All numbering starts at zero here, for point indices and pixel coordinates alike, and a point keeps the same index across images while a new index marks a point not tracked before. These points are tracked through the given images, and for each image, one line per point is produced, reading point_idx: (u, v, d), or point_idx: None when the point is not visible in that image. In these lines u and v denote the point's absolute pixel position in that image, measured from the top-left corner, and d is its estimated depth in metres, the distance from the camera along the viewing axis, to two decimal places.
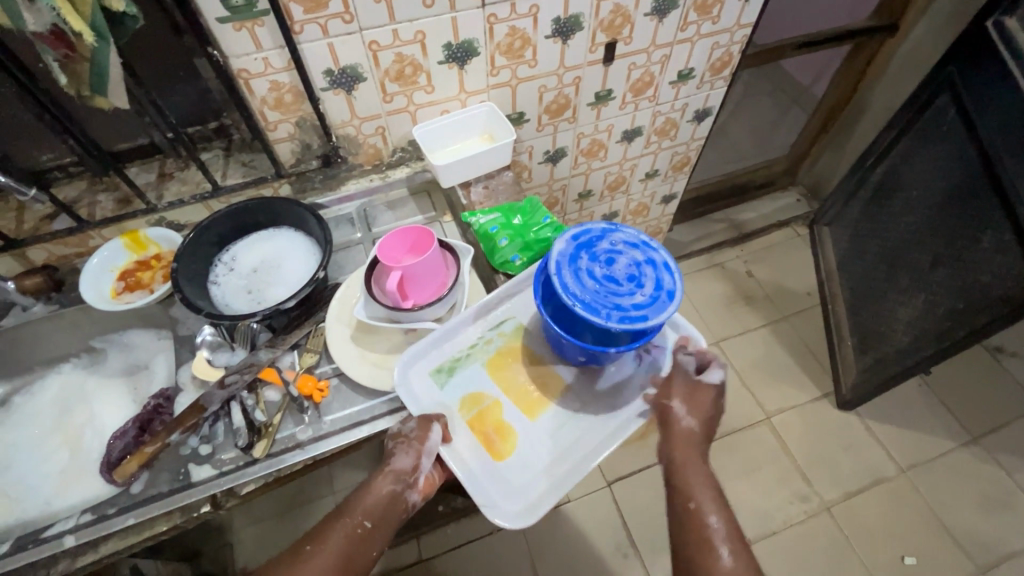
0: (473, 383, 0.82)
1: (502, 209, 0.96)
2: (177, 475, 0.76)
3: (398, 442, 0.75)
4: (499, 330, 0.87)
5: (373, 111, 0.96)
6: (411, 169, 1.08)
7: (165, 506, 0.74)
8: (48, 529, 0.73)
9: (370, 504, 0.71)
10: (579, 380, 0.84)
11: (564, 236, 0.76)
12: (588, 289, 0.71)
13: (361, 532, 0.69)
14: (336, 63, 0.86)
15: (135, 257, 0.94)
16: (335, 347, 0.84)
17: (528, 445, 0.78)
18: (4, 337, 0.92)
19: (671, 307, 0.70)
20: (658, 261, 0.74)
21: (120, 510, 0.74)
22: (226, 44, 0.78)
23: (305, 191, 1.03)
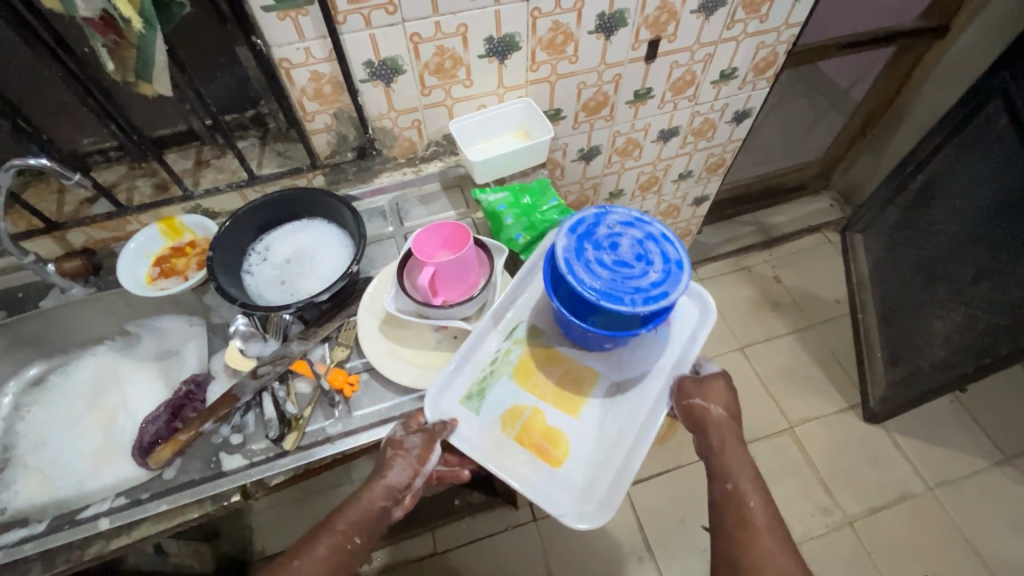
0: (506, 399, 0.79)
1: (512, 189, 0.97)
2: (209, 464, 0.76)
3: (395, 454, 0.73)
4: (515, 339, 0.83)
5: (411, 104, 0.95)
6: (445, 164, 1.06)
7: (197, 494, 0.74)
8: (84, 511, 0.74)
9: (358, 519, 0.71)
10: (612, 370, 0.82)
11: (563, 232, 0.75)
12: (604, 278, 0.71)
13: (349, 547, 0.69)
14: (377, 55, 0.84)
15: (170, 243, 0.94)
16: (366, 341, 0.84)
17: (581, 444, 0.76)
18: (43, 318, 0.93)
19: (685, 276, 0.71)
20: (655, 234, 0.75)
21: (153, 496, 0.75)
22: (269, 33, 0.77)
23: (338, 183, 1.02)
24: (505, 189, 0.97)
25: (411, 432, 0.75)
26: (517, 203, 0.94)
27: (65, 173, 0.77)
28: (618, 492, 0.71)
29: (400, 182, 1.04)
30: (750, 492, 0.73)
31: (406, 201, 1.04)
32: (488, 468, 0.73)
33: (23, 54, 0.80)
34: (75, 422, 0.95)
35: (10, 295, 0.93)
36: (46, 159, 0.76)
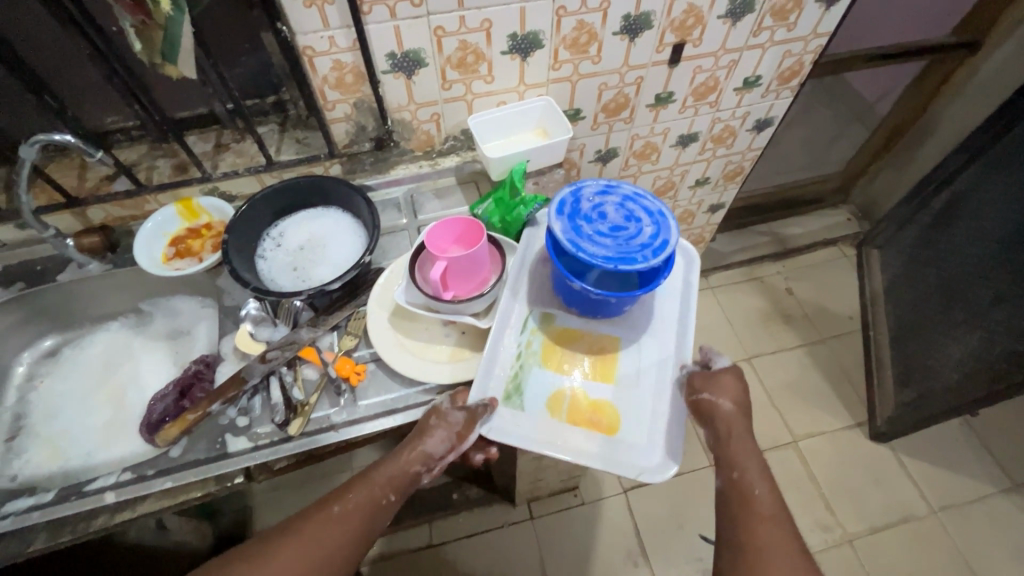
0: (543, 388, 0.79)
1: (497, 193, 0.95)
2: (214, 444, 0.77)
3: (432, 424, 0.73)
4: (531, 329, 0.84)
5: (431, 98, 0.95)
6: (461, 159, 1.06)
7: (202, 474, 0.75)
8: (92, 483, 0.75)
9: (394, 478, 0.71)
10: (630, 336, 0.85)
11: (552, 216, 0.77)
12: (610, 246, 0.74)
13: (384, 505, 0.70)
14: (400, 47, 0.84)
15: (187, 224, 0.96)
16: (374, 331, 0.84)
17: (626, 407, 0.78)
18: (60, 291, 0.94)
19: (671, 222, 0.77)
20: (629, 194, 0.80)
21: (158, 472, 0.76)
22: (295, 21, 0.77)
23: (354, 173, 1.03)
24: (488, 197, 0.97)
25: (451, 414, 0.74)
26: (500, 203, 0.93)
27: (88, 151, 0.78)
28: (679, 439, 0.75)
29: (416, 175, 1.04)
30: (754, 482, 0.71)
31: (421, 194, 1.04)
32: (555, 456, 0.73)
33: (52, 30, 0.81)
34: (85, 395, 0.96)
35: (29, 268, 0.94)
36: (71, 136, 0.77)
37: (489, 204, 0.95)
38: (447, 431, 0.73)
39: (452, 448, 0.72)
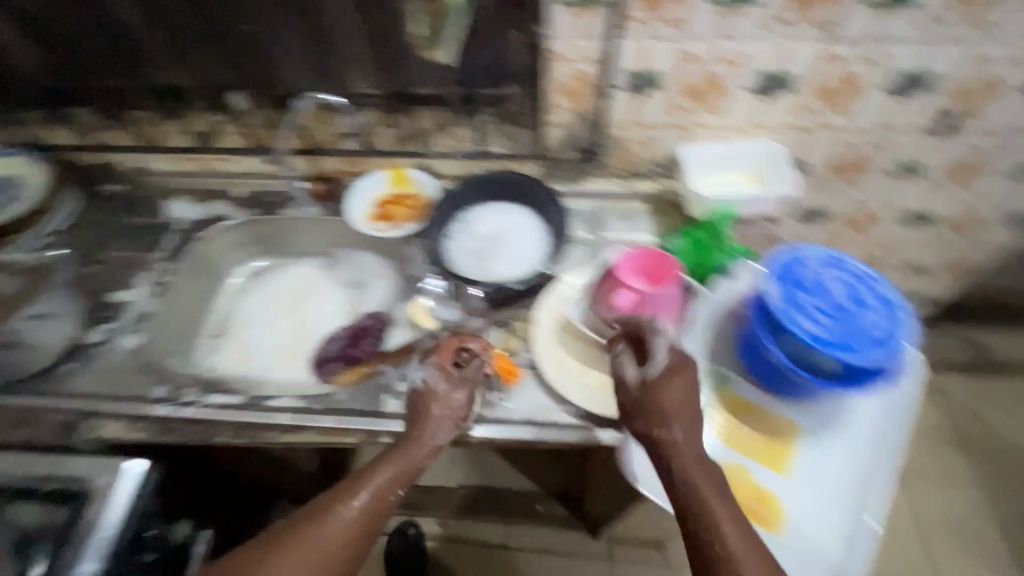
0: (707, 457, 0.73)
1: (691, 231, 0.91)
2: (373, 400, 0.83)
3: (433, 405, 0.75)
4: (704, 387, 0.77)
5: (652, 120, 0.91)
6: (657, 186, 1.02)
7: (358, 424, 0.81)
8: (271, 401, 0.83)
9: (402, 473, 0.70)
10: (819, 428, 0.74)
11: (768, 278, 0.70)
12: (829, 328, 0.67)
13: (385, 498, 0.68)
14: (642, 66, 0.82)
15: (391, 190, 1.03)
16: (537, 336, 0.85)
17: (797, 507, 0.70)
18: (278, 223, 1.07)
19: (903, 318, 0.69)
20: (861, 273, 0.71)
21: (323, 410, 0.83)
22: (553, 25, 0.79)
23: (549, 177, 1.03)
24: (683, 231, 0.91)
25: (455, 386, 0.76)
26: (696, 244, 0.86)
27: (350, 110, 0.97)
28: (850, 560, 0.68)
29: (608, 191, 1.02)
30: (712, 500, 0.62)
31: (608, 213, 1.01)
32: None
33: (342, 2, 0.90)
34: (272, 317, 1.07)
35: (262, 197, 1.08)
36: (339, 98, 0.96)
37: (681, 240, 0.90)
38: (461, 399, 0.76)
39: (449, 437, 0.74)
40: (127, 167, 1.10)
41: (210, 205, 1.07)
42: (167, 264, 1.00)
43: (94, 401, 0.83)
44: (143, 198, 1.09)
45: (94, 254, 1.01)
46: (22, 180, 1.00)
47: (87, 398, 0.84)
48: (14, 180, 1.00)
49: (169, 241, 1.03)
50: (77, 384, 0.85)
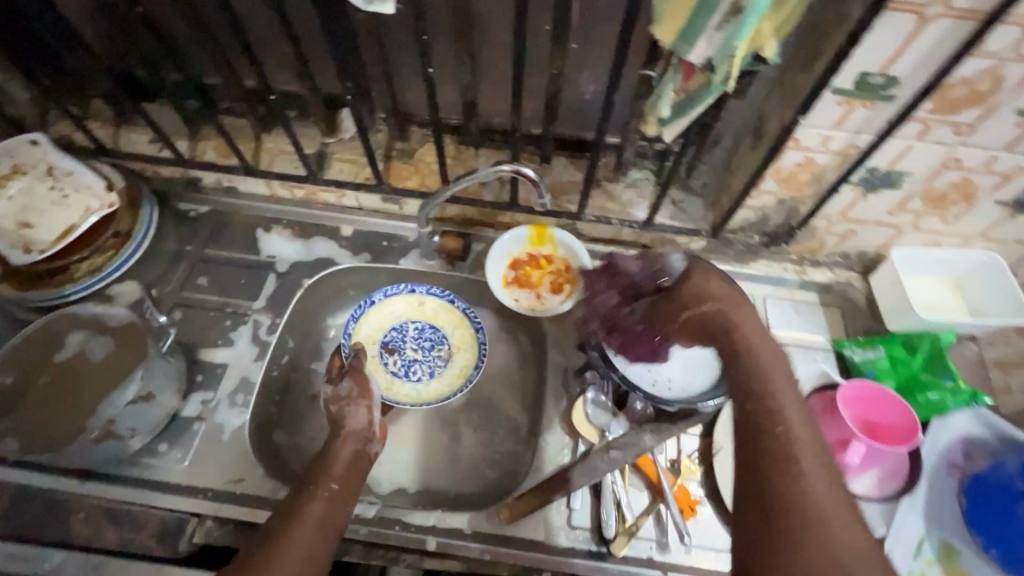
0: None
1: (890, 344, 0.79)
2: (539, 531, 0.71)
3: (337, 408, 0.73)
4: (925, 557, 0.67)
5: (866, 216, 0.77)
6: (834, 277, 0.89)
7: (528, 560, 0.69)
8: (418, 516, 0.71)
9: (337, 468, 0.67)
10: None
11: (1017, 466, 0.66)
12: None
13: (329, 495, 0.63)
14: (889, 165, 0.68)
15: (528, 249, 0.88)
16: (718, 463, 0.74)
17: None
18: (392, 271, 0.90)
19: None
20: None
21: (484, 538, 0.70)
22: (811, 114, 0.63)
23: (714, 254, 0.89)
24: (878, 341, 0.80)
25: (339, 381, 0.76)
26: (898, 365, 0.78)
27: (538, 186, 0.71)
28: None
29: (775, 277, 0.89)
30: (805, 450, 0.48)
31: (778, 303, 0.88)
32: None
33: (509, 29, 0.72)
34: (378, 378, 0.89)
35: (375, 240, 0.92)
36: (530, 166, 0.70)
37: (876, 354, 0.79)
38: (362, 417, 0.73)
39: (358, 453, 0.70)
40: (215, 186, 0.94)
41: (313, 244, 0.91)
42: (270, 317, 0.85)
43: (195, 497, 0.71)
44: (234, 226, 0.92)
45: (181, 295, 0.86)
46: (445, 368, 0.87)
47: (190, 492, 0.71)
48: (448, 361, 0.88)
49: (268, 286, 0.87)
50: (176, 473, 0.72)
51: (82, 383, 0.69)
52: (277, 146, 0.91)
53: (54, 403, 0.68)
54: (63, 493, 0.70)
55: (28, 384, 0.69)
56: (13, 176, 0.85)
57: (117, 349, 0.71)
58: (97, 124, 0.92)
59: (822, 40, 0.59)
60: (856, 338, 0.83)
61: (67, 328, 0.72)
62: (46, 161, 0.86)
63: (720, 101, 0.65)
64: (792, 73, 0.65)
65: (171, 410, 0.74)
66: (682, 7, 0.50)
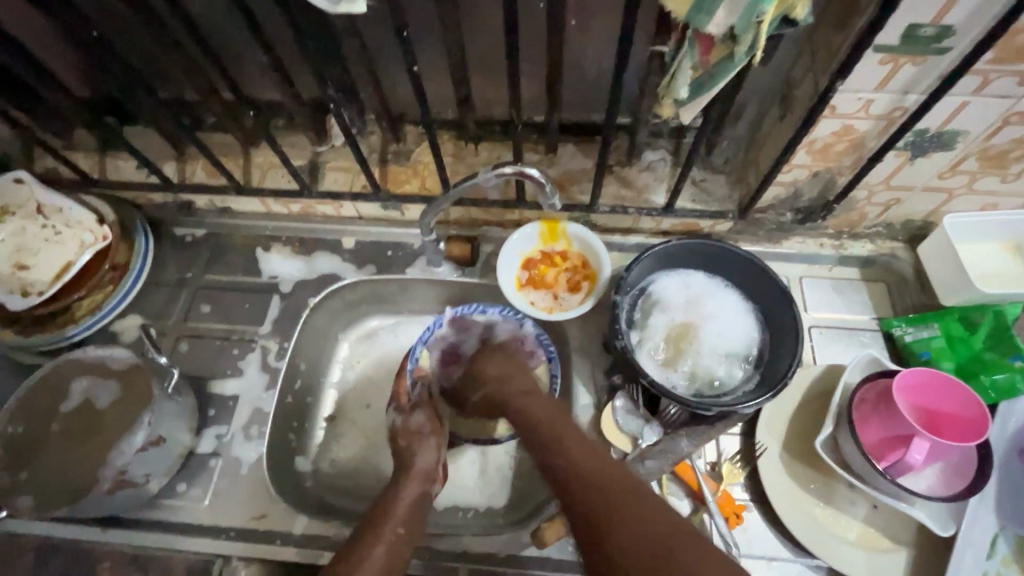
0: None
1: (948, 321, 0.72)
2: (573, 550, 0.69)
3: (403, 441, 0.72)
4: (998, 555, 0.63)
5: (913, 182, 0.69)
6: (876, 249, 0.81)
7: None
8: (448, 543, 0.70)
9: (404, 512, 0.64)
10: None
11: None
12: None
13: (395, 540, 0.61)
14: (941, 125, 0.60)
15: (541, 246, 0.82)
16: (764, 465, 0.69)
17: None
18: (399, 282, 0.86)
19: None
20: None
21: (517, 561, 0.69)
22: (849, 78, 0.55)
23: (742, 235, 0.82)
24: (933, 318, 0.74)
25: (410, 412, 0.75)
26: (957, 345, 0.72)
27: (545, 188, 0.65)
28: None
29: (809, 254, 0.82)
30: (617, 527, 0.49)
31: (816, 282, 0.81)
32: None
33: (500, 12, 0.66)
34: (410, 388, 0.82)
35: (379, 250, 0.87)
36: (536, 168, 0.64)
37: (931, 333, 0.73)
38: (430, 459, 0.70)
39: (426, 495, 0.67)
40: (208, 208, 0.90)
41: (315, 260, 0.87)
42: (277, 342, 0.82)
43: (220, 538, 0.69)
44: (232, 247, 0.88)
45: (185, 326, 0.83)
46: None
47: (213, 532, 0.69)
48: None
49: (273, 309, 0.84)
50: (197, 513, 0.70)
51: (92, 432, 0.67)
52: (267, 159, 0.86)
53: (65, 456, 0.66)
54: (88, 543, 0.69)
55: (36, 438, 0.67)
56: (4, 218, 0.82)
57: (123, 394, 0.68)
58: (80, 155, 0.88)
59: None
60: (908, 315, 0.77)
61: (71, 375, 0.69)
62: (33, 200, 0.82)
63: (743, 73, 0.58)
64: (825, 30, 0.57)
65: (186, 449, 0.71)
66: None
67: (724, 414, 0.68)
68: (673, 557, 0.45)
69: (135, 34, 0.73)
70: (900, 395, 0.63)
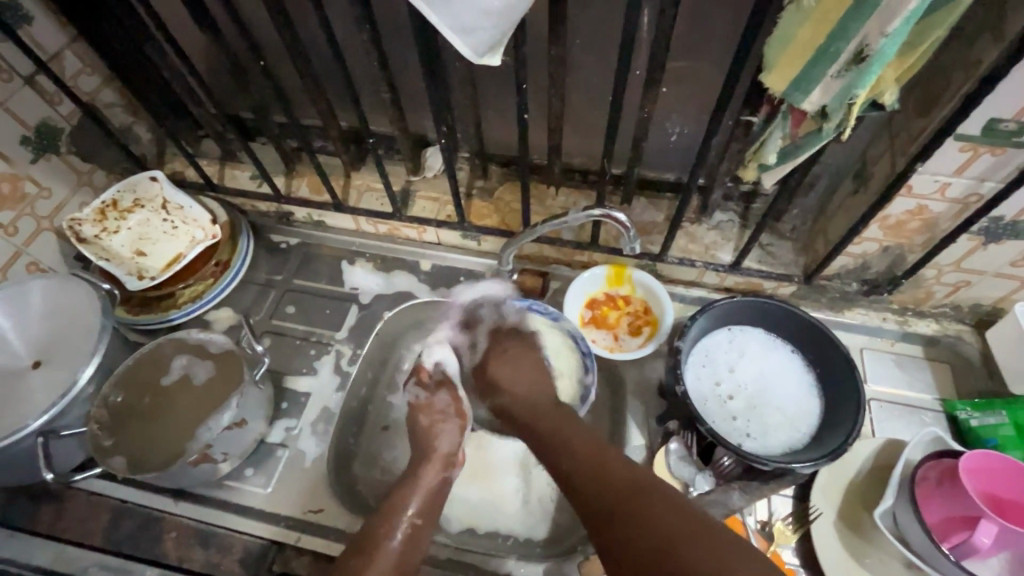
0: None
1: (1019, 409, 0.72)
2: None
3: (422, 419, 0.76)
4: None
5: (984, 267, 0.71)
6: (941, 328, 0.82)
7: None
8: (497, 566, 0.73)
9: (422, 495, 0.69)
10: None
11: None
12: None
13: (412, 528, 0.65)
14: (1017, 214, 0.62)
15: (605, 289, 0.86)
16: (817, 530, 0.69)
17: None
18: None
19: None
20: None
21: None
22: (929, 161, 0.59)
23: (804, 301, 0.84)
24: (1000, 405, 0.73)
25: (433, 392, 0.79)
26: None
27: (629, 231, 0.68)
28: None
29: (872, 327, 0.83)
30: (653, 521, 0.51)
31: (877, 354, 0.82)
32: None
33: (602, 74, 0.73)
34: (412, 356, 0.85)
35: (453, 275, 0.94)
36: (621, 211, 0.69)
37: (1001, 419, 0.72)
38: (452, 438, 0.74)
39: (445, 480, 0.71)
40: (305, 220, 0.98)
41: (394, 277, 0.94)
42: (350, 348, 0.87)
43: (281, 525, 0.74)
44: (320, 257, 0.96)
45: (269, 323, 0.90)
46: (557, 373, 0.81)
47: (275, 518, 0.74)
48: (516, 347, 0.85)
49: (351, 317, 0.90)
50: (258, 498, 0.76)
51: (182, 407, 0.73)
52: (365, 183, 0.94)
53: (156, 427, 0.71)
54: (157, 512, 0.74)
55: (131, 407, 0.73)
56: (133, 209, 0.90)
57: (217, 376, 0.75)
58: (204, 162, 0.99)
59: (946, 84, 0.55)
60: (974, 400, 0.76)
61: (172, 353, 0.76)
62: (161, 196, 0.91)
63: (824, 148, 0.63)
64: (907, 116, 0.61)
65: (260, 437, 0.77)
66: (798, 56, 0.48)
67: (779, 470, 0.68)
68: (681, 549, 0.47)
69: (278, 65, 0.85)
70: (966, 476, 0.62)
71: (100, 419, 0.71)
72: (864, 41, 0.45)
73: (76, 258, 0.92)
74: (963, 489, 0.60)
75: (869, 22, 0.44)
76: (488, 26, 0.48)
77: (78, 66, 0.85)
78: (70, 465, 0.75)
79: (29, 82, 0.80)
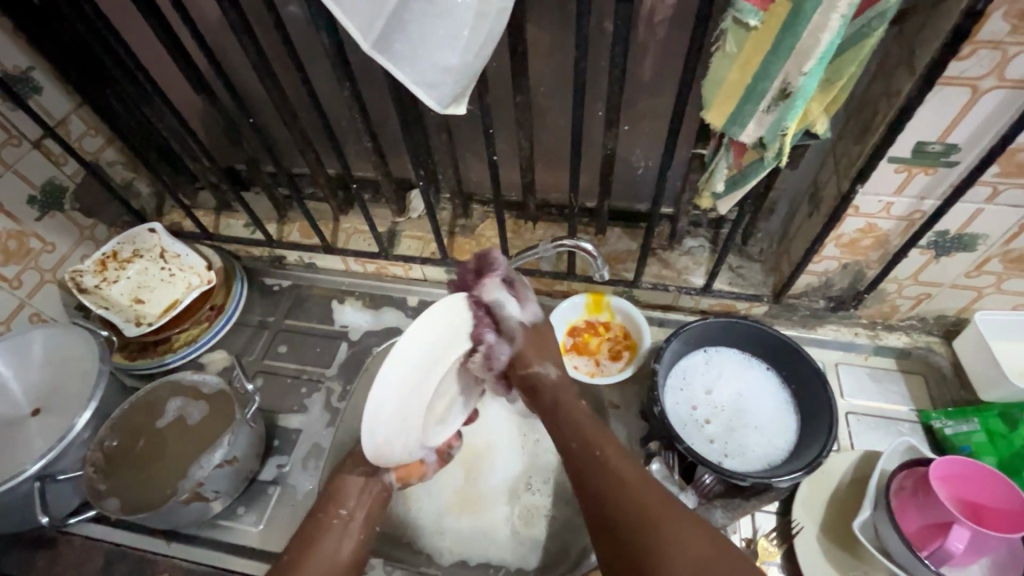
0: None
1: (989, 413, 0.74)
2: None
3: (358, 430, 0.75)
4: None
5: (941, 279, 0.74)
6: (911, 341, 0.84)
7: None
8: None
9: (344, 492, 0.68)
10: None
11: None
12: None
13: (339, 521, 0.66)
14: (959, 228, 0.66)
15: (586, 316, 0.89)
16: (801, 544, 0.70)
17: None
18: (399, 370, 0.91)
19: None
20: None
21: None
22: (870, 181, 0.63)
23: (777, 319, 0.87)
24: (972, 412, 0.75)
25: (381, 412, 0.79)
26: (997, 439, 0.73)
27: (597, 260, 0.72)
28: None
29: (844, 342, 0.86)
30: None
31: (851, 369, 0.85)
32: None
33: (567, 116, 0.79)
34: None
35: None
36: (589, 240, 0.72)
37: (972, 427, 0.75)
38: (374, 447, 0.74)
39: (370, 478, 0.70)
40: (296, 262, 1.02)
41: (382, 314, 0.97)
42: (340, 384, 0.90)
43: (272, 563, 0.75)
44: (310, 298, 1.00)
45: (262, 363, 0.93)
46: None
47: (265, 556, 0.75)
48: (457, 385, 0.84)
49: (341, 355, 0.93)
50: (250, 536, 0.77)
51: (179, 445, 0.75)
52: (353, 225, 0.99)
53: (151, 468, 0.74)
54: (151, 554, 0.76)
55: (126, 450, 0.75)
56: (132, 259, 0.94)
57: (211, 415, 0.77)
58: (200, 213, 1.05)
59: (874, 113, 0.60)
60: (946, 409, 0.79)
61: (167, 396, 0.79)
62: (158, 246, 0.95)
63: (773, 174, 0.67)
64: (846, 143, 0.66)
65: (252, 475, 0.79)
66: (730, 94, 0.53)
67: (760, 487, 0.69)
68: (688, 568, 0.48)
69: (268, 120, 0.91)
70: (937, 484, 0.64)
71: (95, 463, 0.73)
72: (786, 80, 0.50)
73: (76, 308, 0.96)
74: (934, 497, 0.62)
75: (788, 62, 0.49)
76: (451, 79, 0.53)
77: (83, 129, 0.91)
78: (65, 511, 0.77)
79: (37, 146, 0.86)
